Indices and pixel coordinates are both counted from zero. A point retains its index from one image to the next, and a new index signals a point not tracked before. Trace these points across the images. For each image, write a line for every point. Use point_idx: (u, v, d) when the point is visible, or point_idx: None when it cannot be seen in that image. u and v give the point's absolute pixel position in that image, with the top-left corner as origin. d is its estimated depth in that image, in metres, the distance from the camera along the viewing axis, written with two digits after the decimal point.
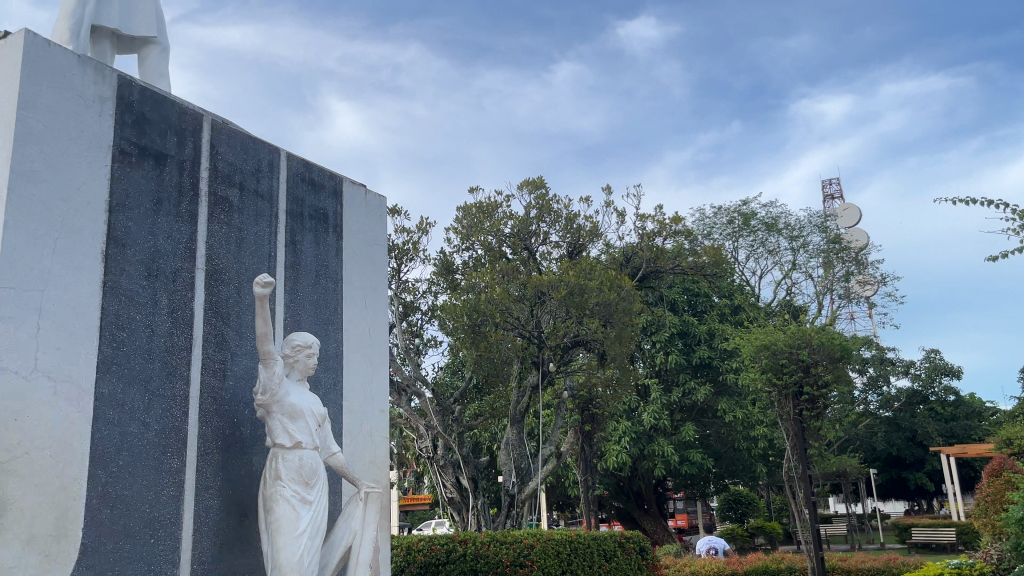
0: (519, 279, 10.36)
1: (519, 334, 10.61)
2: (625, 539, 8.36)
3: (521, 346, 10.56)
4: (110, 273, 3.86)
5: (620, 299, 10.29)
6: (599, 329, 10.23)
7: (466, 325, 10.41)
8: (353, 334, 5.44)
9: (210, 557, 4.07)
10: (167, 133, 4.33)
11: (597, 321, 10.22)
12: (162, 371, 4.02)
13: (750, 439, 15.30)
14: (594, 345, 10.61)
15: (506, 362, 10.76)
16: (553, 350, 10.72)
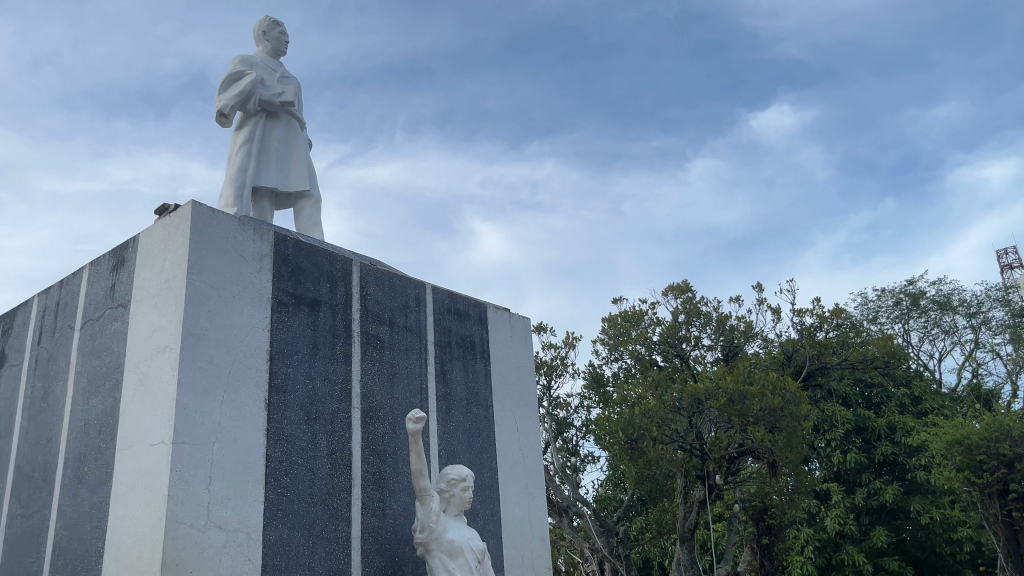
0: (675, 388, 10.08)
1: (681, 448, 10.14)
2: None
3: (683, 459, 10.09)
4: (273, 421, 4.02)
5: (785, 403, 9.67)
6: (767, 439, 9.57)
7: (622, 440, 10.18)
8: (507, 460, 5.37)
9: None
10: (320, 281, 4.56)
11: (763, 428, 9.61)
12: (324, 514, 4.07)
13: (954, 543, 13.71)
14: (763, 454, 9.90)
15: (668, 475, 10.29)
16: (718, 462, 10.06)
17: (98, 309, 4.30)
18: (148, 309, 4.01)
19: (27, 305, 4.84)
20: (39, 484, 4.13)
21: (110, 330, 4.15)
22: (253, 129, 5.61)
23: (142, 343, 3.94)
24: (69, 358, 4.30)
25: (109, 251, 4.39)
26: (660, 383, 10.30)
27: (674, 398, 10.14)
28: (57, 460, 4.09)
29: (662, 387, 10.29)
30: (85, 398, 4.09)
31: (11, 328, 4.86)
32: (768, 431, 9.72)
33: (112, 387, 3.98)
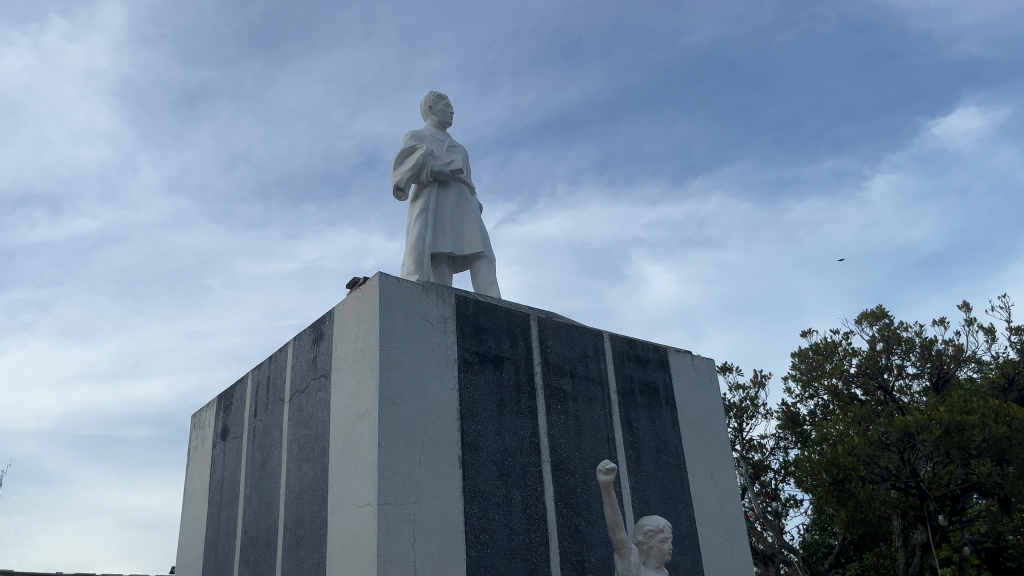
0: (881, 422, 9.39)
1: (893, 489, 9.42)
2: None
3: (898, 499, 9.28)
4: (468, 477, 4.12)
5: (1012, 432, 8.64)
6: (996, 471, 8.56)
7: (827, 481, 9.39)
8: (705, 508, 5.18)
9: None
10: (501, 338, 4.68)
11: (988, 461, 8.70)
12: (525, 569, 4.10)
13: None
14: (993, 490, 8.93)
15: (883, 517, 9.50)
16: (940, 500, 9.26)
17: (303, 381, 4.63)
18: (346, 378, 4.27)
19: (243, 381, 5.30)
20: (264, 547, 4.45)
21: (315, 400, 4.46)
22: (427, 200, 5.92)
23: (344, 410, 4.19)
24: (282, 428, 4.65)
25: (310, 326, 4.73)
26: (864, 417, 9.62)
27: (881, 434, 9.42)
28: (277, 524, 4.40)
29: (866, 421, 9.58)
30: (298, 465, 4.40)
31: (230, 405, 5.34)
32: (996, 463, 8.78)
33: (321, 453, 4.25)
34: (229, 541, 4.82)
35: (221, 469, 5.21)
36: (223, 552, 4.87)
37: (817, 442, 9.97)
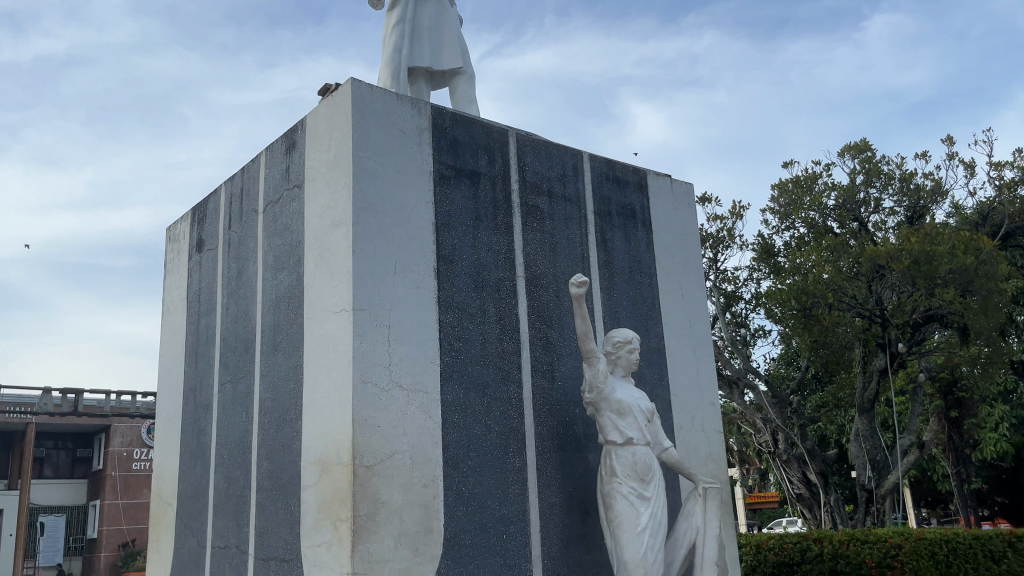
0: (851, 253, 9.49)
1: (857, 316, 9.64)
2: (1017, 539, 7.08)
3: (862, 328, 9.52)
4: (443, 289, 4.18)
5: (979, 263, 9.01)
6: (958, 299, 8.91)
7: (795, 310, 9.54)
8: (674, 326, 5.32)
9: (560, 560, 4.22)
10: (478, 153, 4.59)
11: (953, 290, 8.93)
12: (497, 376, 4.25)
13: None
14: (952, 319, 9.26)
15: (844, 345, 9.72)
16: (902, 329, 9.55)
17: (276, 192, 4.57)
18: (320, 187, 4.21)
19: (216, 193, 5.23)
20: (242, 353, 4.56)
21: (289, 210, 4.41)
22: (404, 9, 5.63)
23: (318, 220, 4.16)
24: (256, 238, 4.63)
25: (282, 136, 4.61)
26: (837, 249, 9.66)
27: (853, 264, 9.53)
28: (255, 331, 4.49)
29: (839, 252, 9.65)
30: (273, 274, 4.42)
31: (204, 216, 5.29)
32: (960, 294, 9.05)
33: (296, 263, 4.26)
34: (209, 348, 4.93)
35: (197, 279, 5.24)
36: (203, 359, 4.99)
37: (788, 273, 10.02)
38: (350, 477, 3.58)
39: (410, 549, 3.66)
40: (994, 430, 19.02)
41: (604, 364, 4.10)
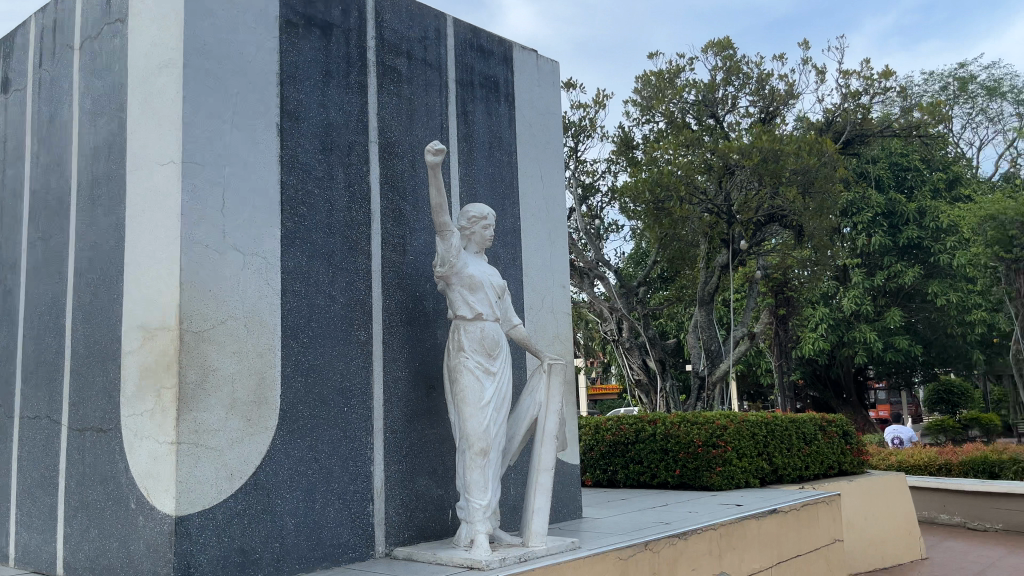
0: (703, 150, 9.73)
1: (707, 213, 9.89)
2: (828, 423, 7.72)
3: (709, 223, 9.73)
4: (287, 148, 3.86)
5: (820, 164, 9.41)
6: (797, 198, 9.31)
7: (647, 202, 9.73)
8: (530, 207, 5.23)
9: (401, 432, 4.17)
10: (332, 3, 4.19)
11: (795, 189, 9.35)
12: (343, 245, 4.03)
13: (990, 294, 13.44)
14: (790, 220, 9.75)
15: (692, 241, 9.99)
16: (745, 226, 9.85)
17: (96, 27, 4.01)
18: (146, 24, 3.72)
19: (25, 26, 4.55)
20: (56, 209, 4.08)
21: (111, 49, 3.89)
22: None
23: (143, 61, 3.69)
24: (72, 79, 4.08)
25: None
26: (692, 143, 9.83)
27: (707, 157, 9.75)
28: (71, 184, 4.01)
29: (692, 147, 9.83)
30: (92, 121, 3.93)
31: (10, 53, 4.61)
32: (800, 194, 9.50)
33: (117, 109, 3.79)
34: (17, 203, 4.38)
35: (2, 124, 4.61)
36: (10, 214, 4.44)
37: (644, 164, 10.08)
38: (177, 342, 3.32)
39: (241, 419, 3.48)
40: (814, 330, 21.32)
41: (456, 238, 3.96)
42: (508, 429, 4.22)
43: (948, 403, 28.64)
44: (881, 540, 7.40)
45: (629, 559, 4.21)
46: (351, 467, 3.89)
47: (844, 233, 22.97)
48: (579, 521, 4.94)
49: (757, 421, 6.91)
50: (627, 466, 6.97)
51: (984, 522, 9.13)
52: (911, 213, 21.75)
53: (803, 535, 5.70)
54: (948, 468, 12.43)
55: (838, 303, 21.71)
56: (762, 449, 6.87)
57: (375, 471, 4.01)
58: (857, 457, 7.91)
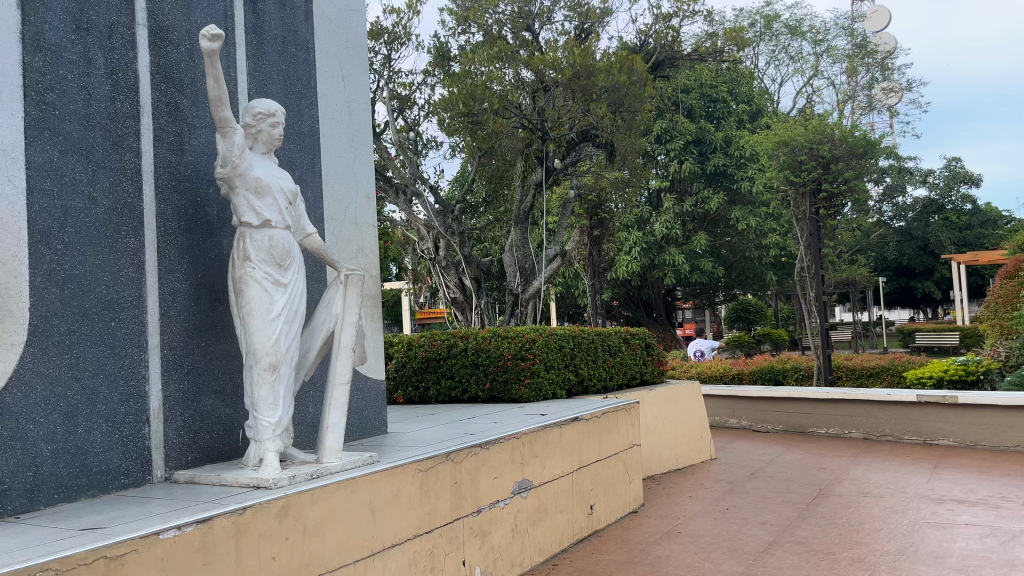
0: (520, 60, 8.95)
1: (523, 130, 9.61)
2: (631, 336, 8.06)
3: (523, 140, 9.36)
4: (30, 24, 3.31)
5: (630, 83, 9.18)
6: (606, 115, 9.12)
7: (461, 114, 8.91)
8: (330, 110, 4.91)
9: (180, 350, 3.84)
10: None
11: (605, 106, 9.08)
12: (106, 141, 3.57)
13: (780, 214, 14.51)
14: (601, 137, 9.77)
15: (509, 159, 9.74)
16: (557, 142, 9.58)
17: None
18: None
19: None
20: None
21: None
22: None
23: None
24: None
25: None
26: (506, 55, 9.05)
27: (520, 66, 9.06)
28: None
29: (507, 59, 9.08)
30: None
31: None
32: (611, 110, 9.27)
33: None
34: None
35: None
36: None
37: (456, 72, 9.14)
38: None
39: None
40: (629, 252, 22.97)
41: (239, 138, 3.61)
42: (302, 343, 4.00)
43: (745, 320, 31.28)
44: (676, 443, 7.92)
45: (428, 470, 4.17)
46: (122, 388, 3.54)
47: (657, 159, 23.95)
48: (381, 436, 4.85)
49: (565, 334, 7.09)
50: (439, 382, 6.94)
51: (767, 424, 10.03)
52: (717, 141, 23.46)
53: (603, 441, 5.94)
54: (741, 378, 13.52)
55: (650, 227, 23.36)
56: (568, 361, 7.08)
57: (151, 390, 3.68)
58: (657, 367, 8.36)
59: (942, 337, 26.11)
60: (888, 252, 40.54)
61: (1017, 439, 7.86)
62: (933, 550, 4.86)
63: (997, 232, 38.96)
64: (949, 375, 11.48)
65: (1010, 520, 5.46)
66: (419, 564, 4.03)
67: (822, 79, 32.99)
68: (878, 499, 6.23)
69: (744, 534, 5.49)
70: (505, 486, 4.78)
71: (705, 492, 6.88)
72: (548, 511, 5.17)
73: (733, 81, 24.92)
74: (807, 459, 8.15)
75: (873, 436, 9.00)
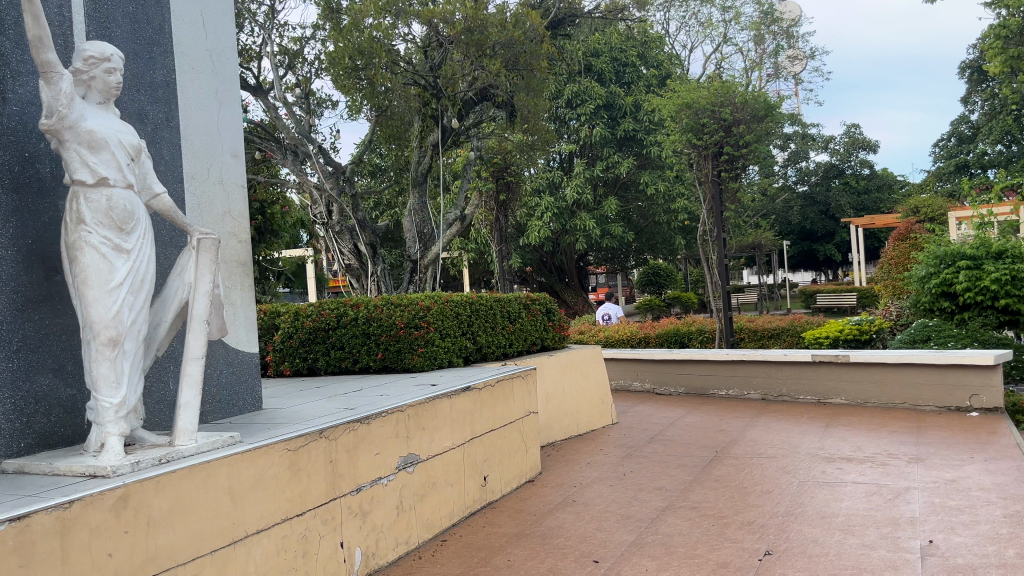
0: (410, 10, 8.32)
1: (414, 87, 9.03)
2: (531, 302, 7.87)
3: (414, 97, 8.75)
4: None
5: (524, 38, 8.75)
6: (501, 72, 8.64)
7: (347, 67, 8.22)
8: (188, 60, 4.48)
9: (6, 324, 3.42)
10: None
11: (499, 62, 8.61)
12: None
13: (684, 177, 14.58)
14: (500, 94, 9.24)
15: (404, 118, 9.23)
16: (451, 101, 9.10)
17: None
18: None
19: None
20: None
21: None
22: None
23: None
24: None
25: None
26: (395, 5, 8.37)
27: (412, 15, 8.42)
28: None
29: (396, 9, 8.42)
30: None
31: None
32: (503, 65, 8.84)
33: None
34: None
35: None
36: None
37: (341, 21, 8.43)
38: None
39: None
40: (541, 218, 22.76)
41: (64, 85, 3.19)
42: (152, 315, 3.63)
43: (656, 284, 31.75)
44: (576, 409, 7.83)
45: (298, 449, 3.88)
46: None
47: (567, 123, 23.79)
48: (253, 414, 4.50)
49: (462, 301, 6.83)
50: (328, 353, 6.59)
51: (670, 386, 10.10)
52: (627, 105, 23.45)
53: (497, 411, 5.75)
54: (647, 341, 13.61)
55: (562, 192, 23.26)
56: (465, 328, 6.84)
57: None
58: (558, 333, 8.22)
59: (841, 297, 27.09)
60: (791, 216, 41.78)
61: (905, 396, 8.07)
62: (821, 510, 4.87)
63: (893, 196, 40.62)
64: (844, 334, 11.78)
65: (895, 477, 5.55)
66: (289, 550, 3.75)
67: (729, 44, 33.40)
68: (771, 460, 6.27)
69: (639, 500, 5.41)
70: (388, 462, 4.53)
71: (604, 458, 6.80)
72: (436, 485, 4.96)
73: (643, 45, 24.91)
74: (706, 422, 8.20)
75: (771, 396, 9.14)
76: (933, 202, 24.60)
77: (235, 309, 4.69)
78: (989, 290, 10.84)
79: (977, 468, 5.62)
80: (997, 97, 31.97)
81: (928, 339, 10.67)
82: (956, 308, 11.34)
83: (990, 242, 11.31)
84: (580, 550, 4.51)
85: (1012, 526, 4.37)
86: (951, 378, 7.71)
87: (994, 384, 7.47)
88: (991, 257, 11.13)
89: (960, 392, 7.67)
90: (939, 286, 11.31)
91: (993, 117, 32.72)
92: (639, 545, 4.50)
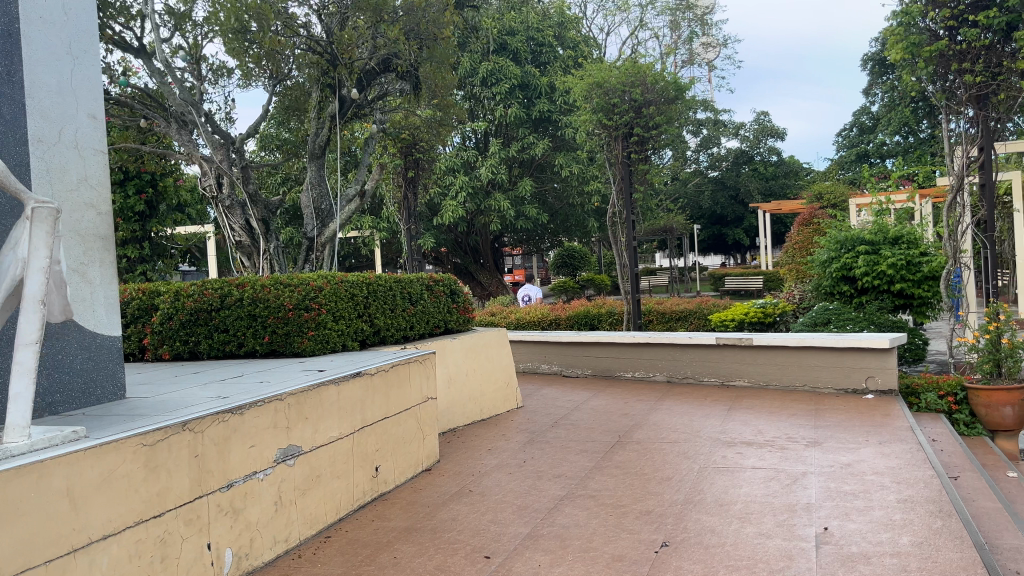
0: None
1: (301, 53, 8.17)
2: (435, 283, 7.56)
3: (310, 63, 8.12)
4: None
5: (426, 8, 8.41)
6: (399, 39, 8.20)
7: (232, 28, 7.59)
8: (33, 9, 4.00)
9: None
10: None
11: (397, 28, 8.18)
12: None
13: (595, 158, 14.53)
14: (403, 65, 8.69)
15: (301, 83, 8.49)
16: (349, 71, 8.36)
17: None
18: None
19: None
20: None
21: None
22: None
23: None
24: None
25: None
26: None
27: None
28: None
29: None
30: None
31: None
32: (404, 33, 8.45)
33: None
34: None
35: None
36: None
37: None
38: None
39: None
40: (455, 198, 22.38)
41: None
42: None
43: (570, 266, 31.87)
44: (480, 394, 7.59)
45: (155, 445, 3.49)
46: None
47: (482, 102, 23.45)
48: (112, 404, 4.05)
49: (358, 281, 6.46)
50: (211, 336, 6.13)
51: (577, 368, 9.99)
52: (542, 86, 23.26)
53: (391, 397, 5.44)
54: (558, 322, 13.51)
55: (477, 172, 22.94)
56: (362, 310, 6.48)
57: None
58: (463, 315, 7.95)
59: (748, 280, 27.75)
60: (702, 201, 42.61)
61: (804, 378, 8.16)
62: (719, 498, 4.78)
63: (798, 183, 41.91)
64: (749, 317, 11.95)
65: (793, 461, 5.53)
66: (143, 556, 3.37)
67: (645, 29, 33.63)
68: (672, 445, 6.19)
69: (537, 489, 5.23)
70: (264, 454, 4.18)
71: (505, 444, 6.60)
72: (321, 478, 4.63)
73: (559, 26, 24.75)
74: (611, 405, 8.11)
75: (676, 378, 9.12)
76: (836, 188, 25.39)
77: (93, 287, 4.19)
78: (885, 274, 11.13)
79: (871, 451, 5.65)
80: (895, 89, 33.27)
81: (828, 322, 10.88)
82: (854, 292, 11.64)
83: (887, 228, 11.61)
84: (472, 544, 4.28)
85: (904, 511, 4.37)
86: (849, 361, 7.81)
87: (889, 367, 7.59)
88: (888, 243, 11.42)
89: (857, 375, 7.79)
90: (839, 270, 11.56)
91: (891, 109, 34.03)
92: (534, 538, 4.30)
